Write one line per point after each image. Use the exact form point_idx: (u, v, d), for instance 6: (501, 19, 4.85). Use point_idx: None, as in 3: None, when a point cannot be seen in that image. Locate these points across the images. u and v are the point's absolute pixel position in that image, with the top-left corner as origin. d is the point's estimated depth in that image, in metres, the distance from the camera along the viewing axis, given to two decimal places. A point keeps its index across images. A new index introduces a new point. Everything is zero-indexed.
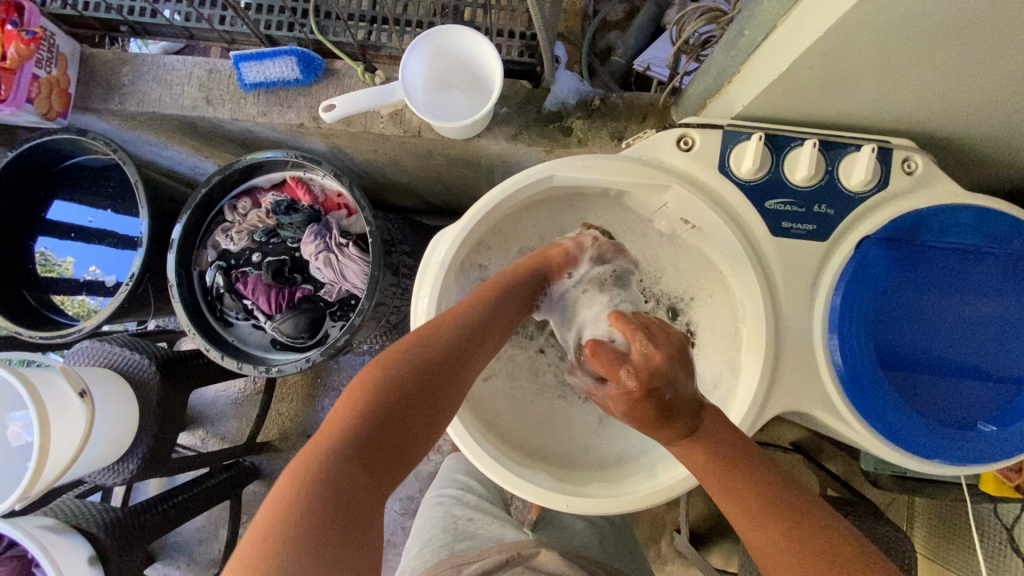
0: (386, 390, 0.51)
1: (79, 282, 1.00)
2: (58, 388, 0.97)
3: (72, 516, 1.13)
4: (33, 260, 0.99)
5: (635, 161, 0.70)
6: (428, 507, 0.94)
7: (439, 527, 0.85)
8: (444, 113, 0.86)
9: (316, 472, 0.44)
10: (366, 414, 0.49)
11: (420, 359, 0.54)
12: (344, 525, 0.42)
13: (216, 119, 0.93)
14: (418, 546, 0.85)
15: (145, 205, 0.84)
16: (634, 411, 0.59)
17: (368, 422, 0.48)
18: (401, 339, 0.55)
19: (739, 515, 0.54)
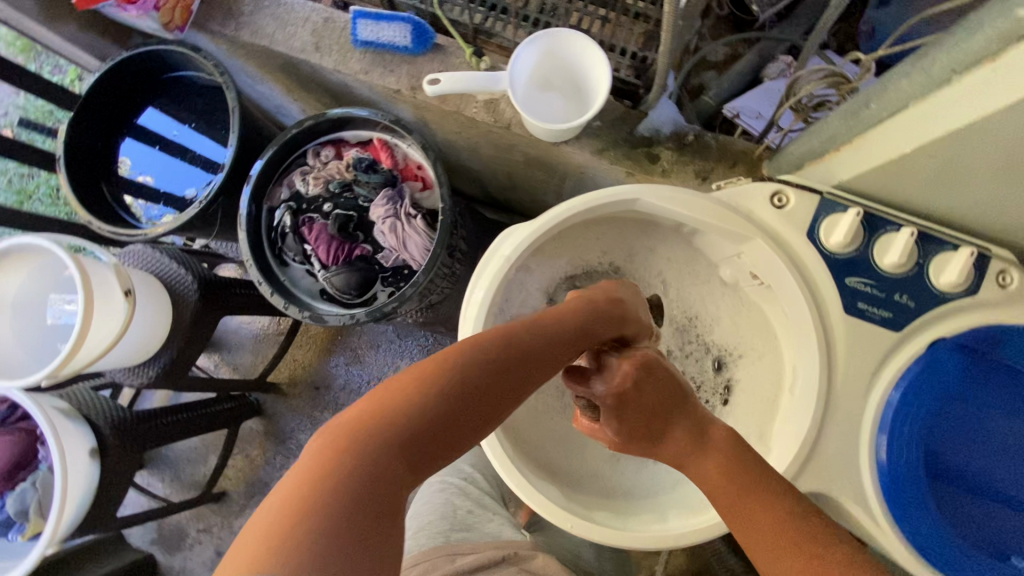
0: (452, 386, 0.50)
1: (160, 193, 1.03)
2: (108, 282, 1.01)
3: (82, 405, 1.17)
4: (116, 157, 1.02)
5: (724, 205, 0.69)
6: (428, 490, 0.95)
7: (438, 513, 0.86)
8: (541, 113, 0.86)
9: (363, 453, 0.44)
10: (425, 409, 0.48)
11: (474, 373, 0.52)
12: (378, 504, 0.42)
13: (319, 66, 0.95)
14: (413, 525, 0.85)
15: (235, 131, 0.86)
16: (620, 431, 0.62)
17: (422, 416, 0.48)
18: (478, 338, 0.55)
19: (761, 547, 0.53)
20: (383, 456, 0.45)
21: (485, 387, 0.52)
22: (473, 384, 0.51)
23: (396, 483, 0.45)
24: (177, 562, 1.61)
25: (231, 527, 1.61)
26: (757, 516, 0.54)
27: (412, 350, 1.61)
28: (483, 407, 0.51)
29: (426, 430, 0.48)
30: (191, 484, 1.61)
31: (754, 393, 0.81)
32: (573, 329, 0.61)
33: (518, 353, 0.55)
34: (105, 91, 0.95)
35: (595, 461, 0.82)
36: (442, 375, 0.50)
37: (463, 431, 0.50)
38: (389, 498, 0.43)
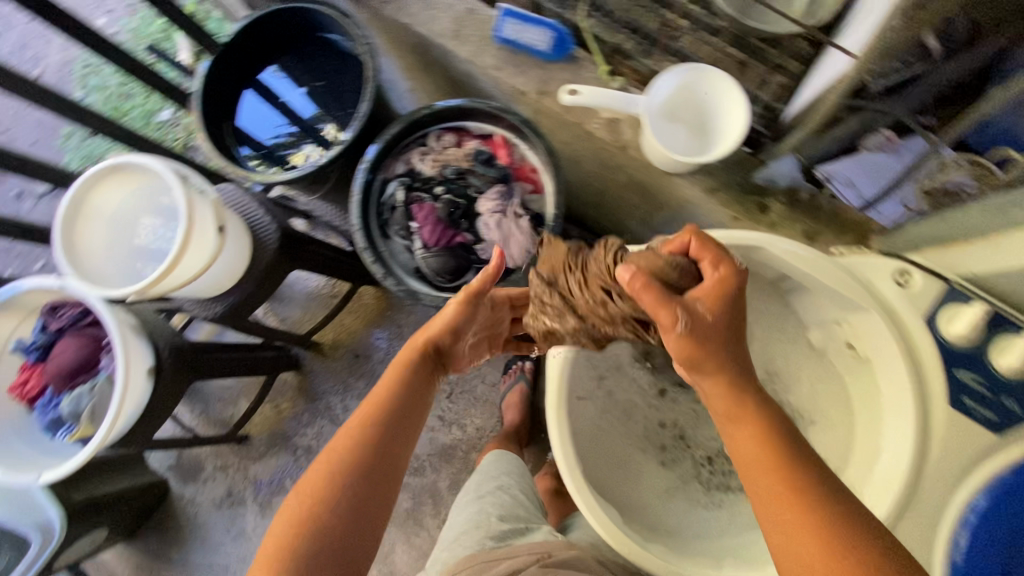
0: (381, 402, 0.66)
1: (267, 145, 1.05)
2: (207, 216, 1.05)
3: (148, 325, 1.21)
4: (238, 106, 1.05)
5: (845, 272, 0.69)
6: (464, 499, 0.96)
7: (473, 522, 0.87)
8: (669, 141, 0.86)
9: (328, 478, 0.60)
10: (365, 425, 0.64)
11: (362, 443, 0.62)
12: (350, 505, 0.58)
13: (454, 53, 0.97)
14: (450, 534, 0.88)
15: (368, 100, 0.89)
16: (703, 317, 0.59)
17: (363, 433, 0.63)
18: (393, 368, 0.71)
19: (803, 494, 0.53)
20: (340, 470, 0.60)
21: (409, 392, 0.69)
22: (399, 395, 0.68)
23: (358, 485, 0.60)
24: (189, 492, 1.65)
25: (246, 471, 1.64)
26: (798, 520, 0.51)
27: None
28: (382, 457, 0.62)
29: (345, 505, 0.58)
30: (218, 422, 1.65)
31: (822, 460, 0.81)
32: (428, 352, 0.73)
33: (394, 406, 0.66)
34: (248, 37, 0.99)
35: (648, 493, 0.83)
36: (336, 464, 0.60)
37: (384, 481, 0.61)
38: (357, 497, 0.59)
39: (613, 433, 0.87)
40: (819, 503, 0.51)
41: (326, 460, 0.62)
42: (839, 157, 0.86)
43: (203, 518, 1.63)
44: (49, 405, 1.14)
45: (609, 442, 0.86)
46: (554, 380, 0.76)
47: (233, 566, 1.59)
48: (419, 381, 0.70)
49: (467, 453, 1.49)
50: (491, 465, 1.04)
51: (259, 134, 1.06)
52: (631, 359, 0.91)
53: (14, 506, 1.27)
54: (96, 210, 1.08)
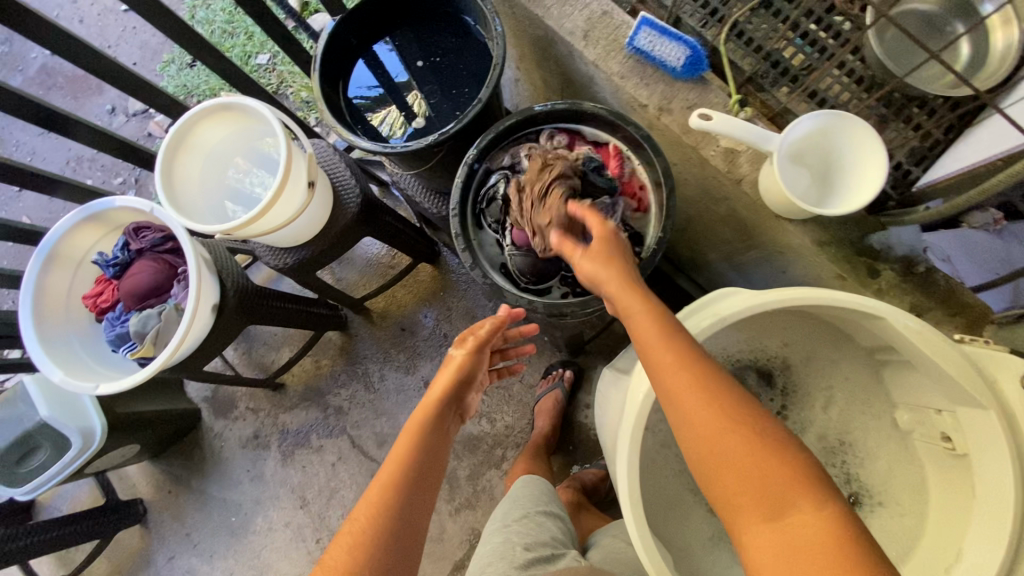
0: (411, 446, 0.69)
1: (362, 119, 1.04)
2: (299, 169, 1.06)
3: (222, 263, 1.24)
4: (350, 72, 1.06)
5: (967, 362, 0.64)
6: (491, 530, 0.97)
7: (497, 555, 0.88)
8: (789, 184, 0.82)
9: (372, 524, 0.61)
10: (399, 467, 0.67)
11: (390, 506, 0.63)
12: (397, 546, 0.61)
13: (579, 53, 0.95)
14: (476, 569, 0.89)
15: (489, 87, 0.87)
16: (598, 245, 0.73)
17: (395, 476, 0.66)
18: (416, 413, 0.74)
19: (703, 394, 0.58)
20: (383, 514, 0.62)
21: (433, 432, 0.72)
22: (424, 437, 0.71)
23: (400, 525, 0.62)
24: (218, 426, 1.70)
25: (276, 418, 1.68)
26: (697, 404, 0.57)
27: None
28: (407, 520, 0.63)
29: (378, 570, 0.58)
30: (259, 366, 1.69)
31: (888, 547, 0.76)
32: (444, 406, 0.76)
33: (415, 464, 0.68)
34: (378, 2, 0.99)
35: (693, 540, 0.81)
36: (365, 532, 0.60)
37: (409, 546, 0.62)
38: (401, 540, 0.61)
39: (668, 470, 0.85)
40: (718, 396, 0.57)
41: (362, 507, 0.63)
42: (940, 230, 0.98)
43: (227, 454, 1.68)
44: (118, 320, 1.18)
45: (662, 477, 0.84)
46: (639, 404, 0.72)
47: (246, 506, 1.63)
48: (438, 436, 0.72)
49: (493, 448, 1.48)
50: (522, 493, 1.02)
51: (365, 100, 1.05)
52: None
53: (65, 406, 1.30)
54: (197, 144, 1.11)
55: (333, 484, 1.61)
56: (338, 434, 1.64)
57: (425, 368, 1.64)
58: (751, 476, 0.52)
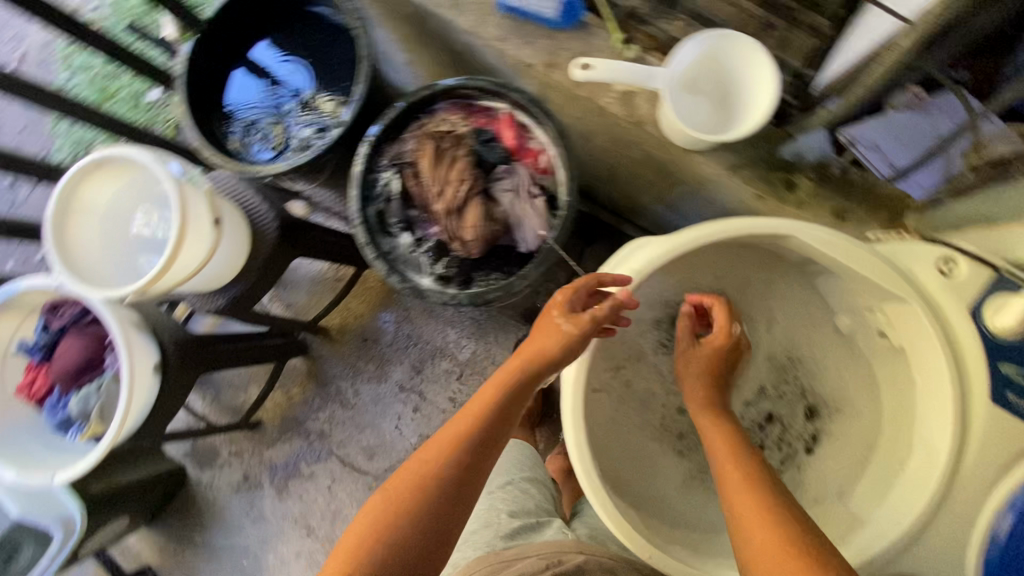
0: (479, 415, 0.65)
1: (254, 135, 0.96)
2: (200, 207, 1.00)
3: (154, 321, 1.19)
4: (228, 83, 0.98)
5: (880, 260, 0.65)
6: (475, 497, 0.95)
7: (482, 522, 0.87)
8: (686, 117, 0.80)
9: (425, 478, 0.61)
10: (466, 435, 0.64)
11: (441, 479, 0.61)
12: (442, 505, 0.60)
13: (454, 25, 0.90)
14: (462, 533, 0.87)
15: (364, 81, 0.83)
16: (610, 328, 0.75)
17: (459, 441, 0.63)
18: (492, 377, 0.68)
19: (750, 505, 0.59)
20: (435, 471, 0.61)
21: (509, 407, 0.67)
22: (497, 410, 0.66)
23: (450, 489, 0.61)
24: (206, 478, 1.67)
25: (261, 455, 1.66)
26: (748, 509, 0.59)
27: (464, 322, 1.61)
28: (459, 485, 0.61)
29: (414, 539, 0.58)
30: (230, 409, 1.65)
31: (854, 454, 0.77)
32: (523, 384, 0.68)
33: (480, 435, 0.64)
34: (232, 14, 0.93)
35: (666, 487, 0.81)
36: (410, 494, 0.60)
37: (450, 520, 0.61)
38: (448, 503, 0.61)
39: (631, 425, 0.85)
40: (750, 473, 0.63)
41: (425, 457, 0.62)
42: (862, 120, 0.83)
43: (221, 503, 1.65)
44: (57, 405, 1.13)
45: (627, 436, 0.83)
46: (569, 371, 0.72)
47: (253, 547, 1.62)
48: (507, 414, 0.66)
49: None
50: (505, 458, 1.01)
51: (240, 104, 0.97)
52: (656, 349, 0.88)
53: (34, 501, 1.25)
54: (86, 208, 1.04)
55: (333, 506, 1.60)
56: (327, 457, 1.63)
57: (396, 372, 1.62)
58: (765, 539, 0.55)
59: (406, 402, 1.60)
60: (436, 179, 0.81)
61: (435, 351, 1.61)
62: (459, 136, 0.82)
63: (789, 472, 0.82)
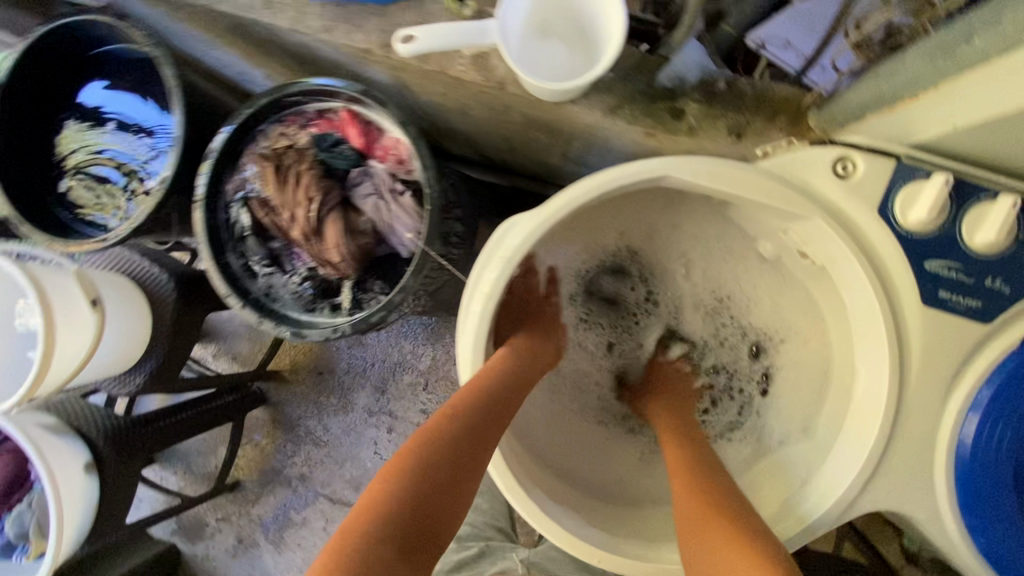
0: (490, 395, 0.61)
1: (98, 195, 0.85)
2: (69, 293, 0.91)
3: (75, 417, 1.11)
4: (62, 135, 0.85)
5: (771, 177, 0.57)
6: None
7: None
8: (541, 67, 0.71)
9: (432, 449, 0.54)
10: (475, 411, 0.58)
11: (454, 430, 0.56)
12: (449, 482, 0.53)
13: (273, 26, 0.79)
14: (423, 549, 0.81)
15: (179, 114, 0.73)
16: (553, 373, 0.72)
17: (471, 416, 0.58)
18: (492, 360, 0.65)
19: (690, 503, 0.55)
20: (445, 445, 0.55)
21: (512, 392, 0.63)
22: (503, 393, 0.62)
23: (463, 467, 0.55)
24: (200, 550, 1.61)
25: (249, 514, 1.59)
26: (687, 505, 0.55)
27: (415, 331, 1.52)
28: (467, 463, 0.55)
29: (423, 482, 0.52)
30: (203, 477, 1.58)
31: (804, 384, 0.70)
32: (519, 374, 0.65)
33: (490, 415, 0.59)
34: (34, 75, 0.81)
35: (622, 469, 0.74)
36: (420, 462, 0.53)
37: (454, 502, 0.53)
38: (456, 478, 0.54)
39: (572, 411, 0.77)
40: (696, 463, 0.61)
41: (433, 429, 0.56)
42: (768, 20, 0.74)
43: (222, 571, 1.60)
44: None
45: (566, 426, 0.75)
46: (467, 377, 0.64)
47: None
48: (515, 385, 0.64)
49: None
50: None
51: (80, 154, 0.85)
52: (579, 326, 0.82)
53: None
54: None
55: None
56: (314, 500, 1.57)
57: (361, 399, 1.55)
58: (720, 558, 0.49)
59: (378, 426, 1.53)
60: (286, 203, 0.71)
61: (395, 367, 1.54)
62: (300, 148, 0.72)
63: (748, 419, 0.75)
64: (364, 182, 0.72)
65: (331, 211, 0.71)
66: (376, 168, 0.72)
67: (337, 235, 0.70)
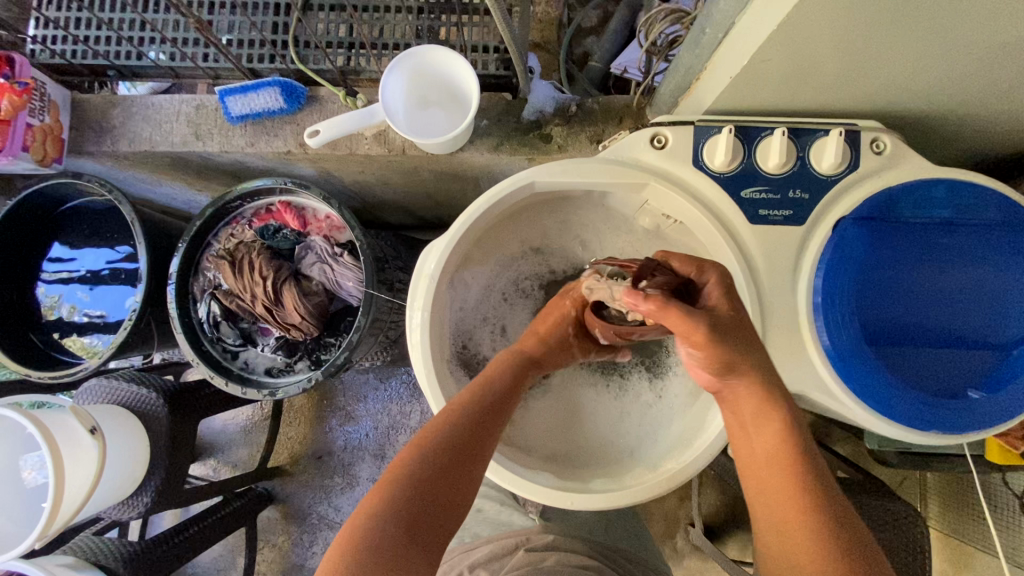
0: (494, 381, 0.66)
1: (79, 325, 1.00)
2: (68, 425, 0.89)
3: (92, 552, 1.00)
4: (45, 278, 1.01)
5: (613, 162, 0.73)
6: None
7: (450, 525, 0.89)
8: (427, 130, 0.89)
9: (444, 428, 0.58)
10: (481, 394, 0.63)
11: (455, 427, 0.59)
12: (463, 449, 0.57)
13: (207, 153, 0.95)
14: None
15: (143, 240, 0.87)
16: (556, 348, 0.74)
17: (475, 399, 0.63)
18: (498, 358, 0.70)
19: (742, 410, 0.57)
20: (458, 421, 0.59)
21: (516, 374, 0.68)
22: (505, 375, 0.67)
23: (476, 440, 0.59)
24: None
25: None
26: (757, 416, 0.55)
27: (399, 390, 1.52)
28: (478, 433, 0.59)
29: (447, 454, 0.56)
30: None
31: None
32: (520, 361, 0.70)
33: (494, 392, 0.64)
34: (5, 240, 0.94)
35: (597, 429, 0.81)
36: (431, 437, 0.57)
37: (468, 466, 0.56)
38: (468, 447, 0.58)
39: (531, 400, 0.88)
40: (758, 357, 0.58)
41: (447, 412, 0.61)
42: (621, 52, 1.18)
43: None
44: None
45: (531, 401, 0.82)
46: (426, 379, 0.75)
47: None
48: (511, 386, 0.66)
49: None
50: None
51: (56, 307, 1.01)
52: None
53: None
54: None
55: None
56: None
57: None
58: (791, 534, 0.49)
59: None
60: (244, 285, 0.83)
61: None
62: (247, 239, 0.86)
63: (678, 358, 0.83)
64: (308, 252, 0.86)
65: (286, 281, 0.83)
66: (316, 240, 0.86)
67: (297, 298, 0.82)
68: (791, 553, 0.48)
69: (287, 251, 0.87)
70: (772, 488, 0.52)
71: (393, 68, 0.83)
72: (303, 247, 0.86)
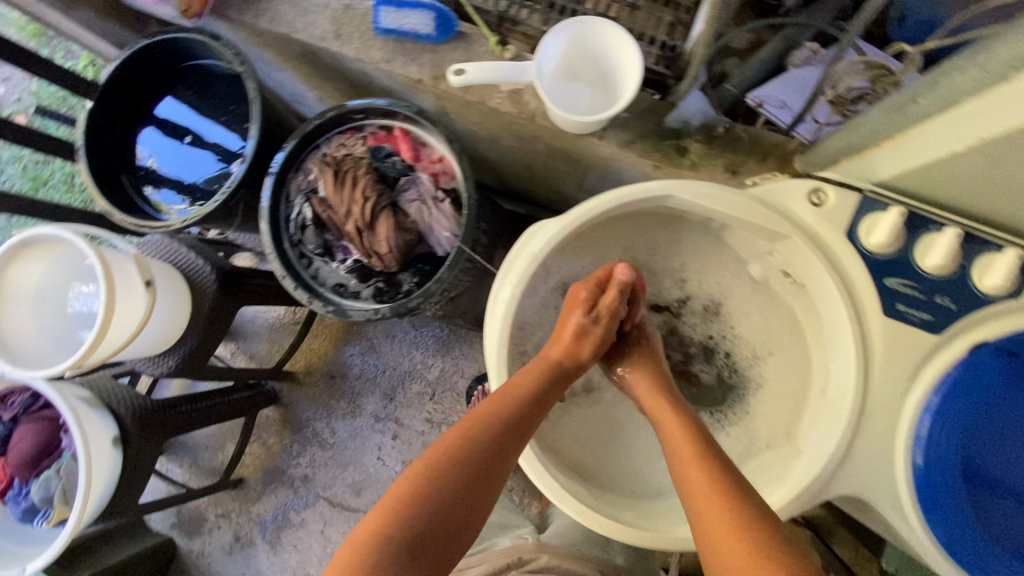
0: (529, 394, 0.67)
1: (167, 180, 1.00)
2: (126, 271, 0.90)
3: (107, 394, 1.02)
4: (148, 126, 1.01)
5: (759, 202, 0.69)
6: None
7: None
8: (568, 105, 0.85)
9: (471, 439, 0.61)
10: (514, 406, 0.65)
11: (478, 438, 0.61)
12: (488, 462, 0.60)
13: (340, 54, 0.92)
14: None
15: (257, 122, 0.86)
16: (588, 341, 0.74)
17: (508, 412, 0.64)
18: (534, 364, 0.71)
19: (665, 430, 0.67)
20: (485, 434, 0.62)
21: (548, 383, 0.69)
22: (537, 386, 0.68)
23: (503, 455, 0.61)
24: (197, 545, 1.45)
25: (248, 513, 1.46)
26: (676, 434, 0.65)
27: (427, 341, 1.50)
28: (505, 445, 0.62)
29: (473, 470, 0.59)
30: (208, 471, 1.49)
31: (786, 391, 0.76)
32: (554, 371, 0.70)
33: (523, 404, 0.66)
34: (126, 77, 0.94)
35: (634, 459, 0.78)
36: (457, 446, 0.60)
37: (491, 478, 0.59)
38: (495, 462, 0.60)
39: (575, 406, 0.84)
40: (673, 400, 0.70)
41: (475, 418, 0.63)
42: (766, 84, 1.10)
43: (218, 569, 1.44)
44: (19, 493, 0.93)
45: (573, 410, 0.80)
46: (494, 353, 0.73)
47: None
48: (541, 398, 0.67)
49: None
50: None
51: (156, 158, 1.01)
52: None
53: None
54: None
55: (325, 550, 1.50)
56: (315, 502, 1.46)
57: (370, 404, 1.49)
58: (722, 539, 0.54)
59: (383, 433, 1.47)
60: (342, 200, 0.82)
61: (404, 376, 1.50)
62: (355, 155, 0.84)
63: (738, 423, 0.78)
64: (410, 187, 0.84)
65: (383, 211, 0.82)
66: (423, 176, 0.84)
67: (390, 233, 0.80)
68: (712, 536, 0.55)
69: (390, 180, 0.85)
70: (693, 483, 0.59)
71: (557, 31, 0.80)
72: (409, 181, 0.85)
